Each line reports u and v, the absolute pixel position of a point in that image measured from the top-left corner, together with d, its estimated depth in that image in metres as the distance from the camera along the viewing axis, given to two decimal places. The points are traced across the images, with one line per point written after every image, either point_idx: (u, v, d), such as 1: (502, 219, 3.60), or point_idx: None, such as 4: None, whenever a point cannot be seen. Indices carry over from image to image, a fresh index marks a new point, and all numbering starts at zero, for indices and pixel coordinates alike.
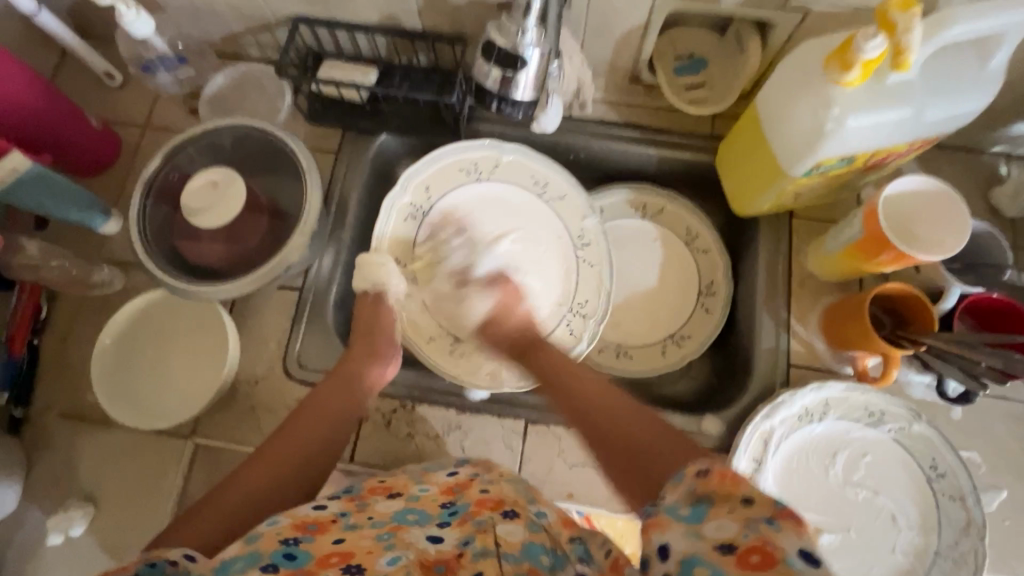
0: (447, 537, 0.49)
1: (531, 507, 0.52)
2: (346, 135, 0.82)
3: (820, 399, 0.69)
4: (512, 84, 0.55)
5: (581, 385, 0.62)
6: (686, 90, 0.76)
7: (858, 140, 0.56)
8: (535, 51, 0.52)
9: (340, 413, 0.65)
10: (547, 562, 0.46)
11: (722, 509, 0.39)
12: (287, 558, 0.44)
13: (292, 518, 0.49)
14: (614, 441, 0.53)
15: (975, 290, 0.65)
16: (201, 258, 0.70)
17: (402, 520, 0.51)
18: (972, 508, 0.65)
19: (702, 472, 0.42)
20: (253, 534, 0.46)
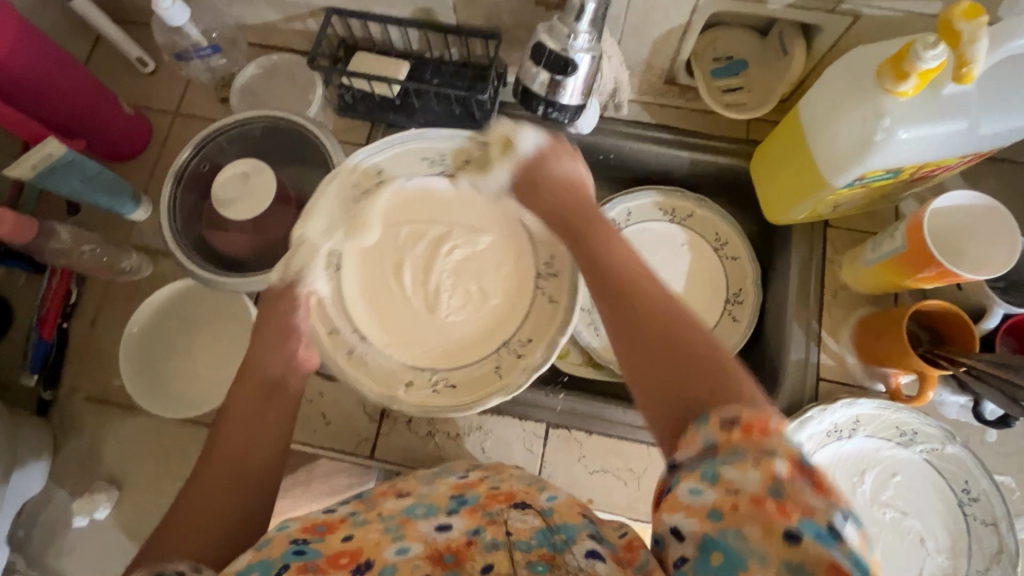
0: (455, 526, 0.49)
1: (542, 494, 0.51)
2: (375, 129, 0.81)
3: (851, 416, 0.67)
4: (560, 89, 0.53)
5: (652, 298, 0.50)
6: (724, 93, 0.74)
7: (907, 153, 0.54)
8: (586, 56, 0.50)
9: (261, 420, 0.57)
10: (561, 539, 0.46)
11: (746, 463, 0.36)
12: (298, 555, 0.45)
13: (302, 522, 0.50)
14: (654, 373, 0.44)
15: (1020, 310, 0.62)
16: (229, 248, 0.70)
17: (412, 513, 0.51)
18: (1005, 534, 0.63)
19: (729, 422, 0.38)
20: (264, 540, 0.46)
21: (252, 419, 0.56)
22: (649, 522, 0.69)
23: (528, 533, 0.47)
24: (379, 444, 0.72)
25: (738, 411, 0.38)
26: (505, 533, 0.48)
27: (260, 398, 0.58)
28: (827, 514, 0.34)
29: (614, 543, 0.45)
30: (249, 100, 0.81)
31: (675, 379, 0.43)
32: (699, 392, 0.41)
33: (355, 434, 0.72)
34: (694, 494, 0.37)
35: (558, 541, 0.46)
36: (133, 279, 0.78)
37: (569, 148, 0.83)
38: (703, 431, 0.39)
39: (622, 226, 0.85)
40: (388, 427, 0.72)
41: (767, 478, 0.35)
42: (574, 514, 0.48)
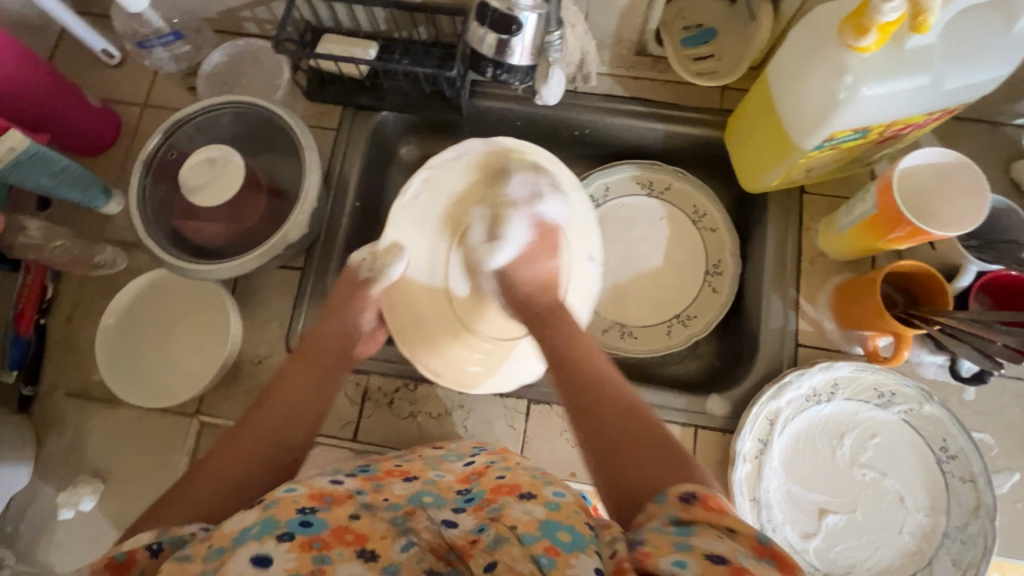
0: (461, 523, 0.49)
1: (548, 489, 0.49)
2: (345, 112, 0.81)
3: (829, 379, 0.68)
4: (509, 50, 0.54)
5: (598, 421, 0.50)
6: (694, 62, 0.73)
7: (872, 111, 0.54)
8: (531, 14, 0.50)
9: (303, 391, 0.60)
10: (568, 539, 0.41)
11: (711, 530, 0.36)
12: (303, 526, 0.44)
13: (310, 488, 0.49)
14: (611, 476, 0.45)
15: (994, 267, 0.62)
16: (202, 237, 0.69)
17: (418, 503, 0.52)
18: (983, 490, 0.64)
19: (688, 500, 0.39)
20: (270, 501, 0.46)
21: (301, 372, 0.62)
22: None
23: (533, 524, 0.44)
24: (361, 427, 0.72)
25: (694, 489, 0.40)
26: (511, 526, 0.45)
27: (316, 378, 0.62)
28: None
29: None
30: (217, 87, 0.80)
31: (632, 469, 0.44)
32: (660, 483, 0.42)
33: (337, 418, 0.72)
34: (676, 564, 0.34)
35: (564, 538, 0.41)
36: (109, 273, 0.77)
37: (544, 125, 0.83)
38: (667, 510, 0.39)
39: (600, 202, 0.85)
40: (370, 409, 0.72)
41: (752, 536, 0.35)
42: (582, 522, 0.44)
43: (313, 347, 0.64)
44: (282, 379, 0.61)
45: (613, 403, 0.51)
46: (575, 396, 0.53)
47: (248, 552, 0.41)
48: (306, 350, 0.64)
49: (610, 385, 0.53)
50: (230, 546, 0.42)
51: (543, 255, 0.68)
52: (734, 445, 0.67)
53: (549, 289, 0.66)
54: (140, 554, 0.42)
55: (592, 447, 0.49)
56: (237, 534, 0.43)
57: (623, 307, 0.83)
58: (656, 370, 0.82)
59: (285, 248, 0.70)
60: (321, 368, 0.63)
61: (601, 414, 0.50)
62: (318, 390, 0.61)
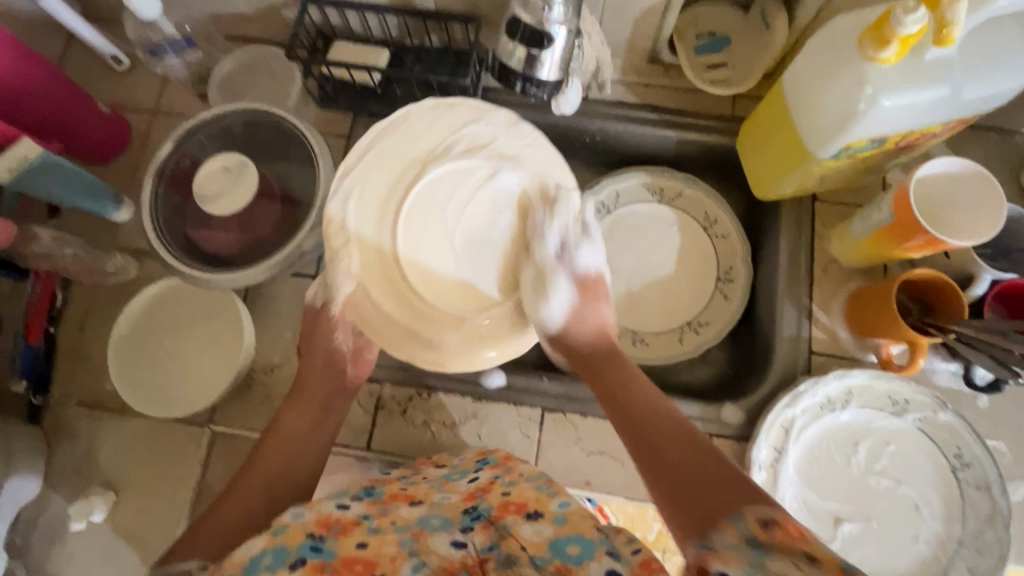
0: (470, 542, 0.50)
1: (554, 501, 0.52)
2: (358, 119, 0.81)
3: (843, 388, 0.68)
4: (538, 63, 0.53)
5: (656, 444, 0.49)
6: (707, 70, 0.74)
7: (891, 121, 0.54)
8: (562, 28, 0.50)
9: (305, 433, 0.63)
10: (576, 553, 0.46)
11: (784, 557, 0.36)
12: (314, 551, 0.47)
13: (318, 514, 0.51)
14: (682, 497, 0.44)
15: (1009, 276, 0.62)
16: (214, 246, 0.69)
17: (426, 525, 0.52)
18: (998, 497, 0.64)
19: (767, 523, 0.39)
20: (280, 526, 0.49)
21: (308, 407, 0.64)
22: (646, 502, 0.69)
23: (542, 545, 0.48)
24: (374, 436, 0.72)
25: (772, 512, 0.40)
26: (520, 548, 0.48)
27: (312, 419, 0.64)
28: None
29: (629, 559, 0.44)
30: (228, 94, 0.79)
31: (692, 488, 0.44)
32: (723, 506, 0.42)
33: (351, 427, 0.72)
34: (748, 567, 0.36)
35: (573, 552, 0.46)
36: (119, 281, 0.77)
37: (555, 132, 0.83)
38: (738, 528, 0.40)
39: (611, 209, 0.85)
40: (383, 418, 0.72)
41: (836, 563, 0.34)
42: (590, 529, 0.48)
43: (308, 386, 0.65)
44: (282, 418, 0.64)
45: (668, 434, 0.49)
46: (625, 419, 0.52)
47: None
48: (301, 387, 0.65)
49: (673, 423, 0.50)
50: (243, 574, 0.43)
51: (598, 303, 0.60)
52: (750, 454, 0.67)
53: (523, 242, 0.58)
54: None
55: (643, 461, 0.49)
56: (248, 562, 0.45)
57: (634, 314, 0.82)
58: (669, 377, 0.82)
59: (299, 256, 0.70)
60: (315, 407, 0.65)
61: (643, 416, 0.52)
62: (317, 430, 0.64)
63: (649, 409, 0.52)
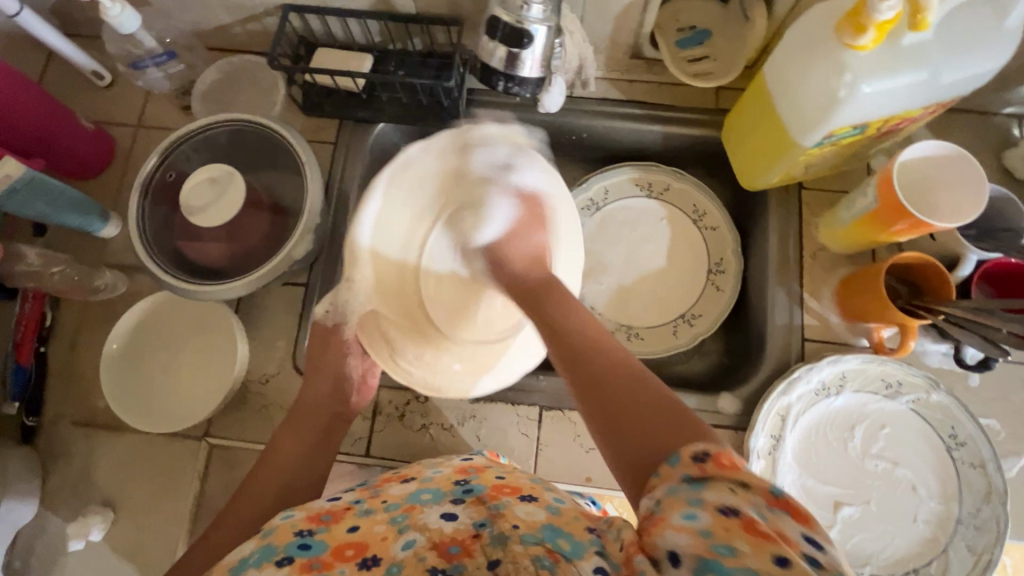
0: (461, 514, 0.51)
1: (549, 493, 0.53)
2: (345, 125, 0.81)
3: (837, 372, 0.69)
4: (519, 62, 0.54)
5: (599, 379, 0.49)
6: (690, 64, 0.74)
7: (871, 107, 0.55)
8: (540, 26, 0.51)
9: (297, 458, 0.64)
10: (568, 548, 0.44)
11: (722, 488, 0.36)
12: (302, 549, 0.47)
13: (308, 511, 0.52)
14: (604, 424, 0.46)
15: (994, 255, 0.63)
16: (204, 257, 0.69)
17: (417, 500, 0.54)
18: (993, 475, 0.65)
19: (701, 456, 0.38)
20: (269, 529, 0.49)
21: (303, 429, 0.66)
22: None
23: (535, 525, 0.48)
24: (373, 442, 0.72)
25: (707, 446, 0.39)
26: (512, 526, 0.48)
27: (312, 441, 0.66)
28: (803, 543, 0.32)
29: (616, 562, 0.40)
30: (211, 105, 0.79)
31: (634, 441, 0.43)
32: (664, 446, 0.41)
33: (349, 434, 0.72)
34: (687, 517, 0.34)
35: (564, 545, 0.44)
36: (109, 298, 0.76)
37: (542, 131, 0.83)
38: (678, 469, 0.39)
39: (601, 206, 0.85)
40: (381, 424, 0.72)
41: (766, 490, 0.35)
42: (581, 528, 0.46)
43: (304, 409, 0.67)
44: (278, 442, 0.65)
45: (629, 384, 0.47)
46: (578, 367, 0.51)
47: None
48: (298, 410, 0.67)
49: (617, 371, 0.49)
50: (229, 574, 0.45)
51: (532, 229, 0.68)
52: (747, 443, 0.67)
53: (540, 260, 0.65)
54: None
55: (591, 406, 0.48)
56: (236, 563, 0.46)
57: (629, 308, 0.83)
58: (665, 369, 0.82)
59: (290, 263, 0.70)
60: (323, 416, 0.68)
61: (596, 360, 0.51)
62: (314, 453, 0.65)
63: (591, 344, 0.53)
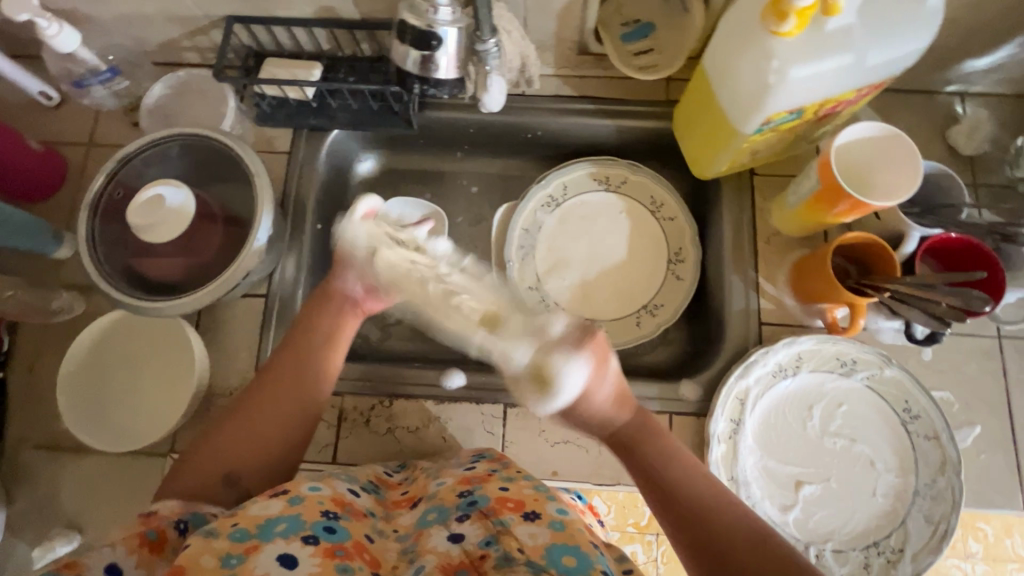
0: (469, 535, 0.51)
1: (551, 504, 0.53)
2: (298, 134, 0.81)
3: (793, 354, 0.70)
4: (433, 64, 0.57)
5: (696, 520, 0.51)
6: (635, 57, 0.75)
7: (803, 92, 0.56)
8: (450, 28, 0.54)
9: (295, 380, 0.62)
10: (570, 564, 0.47)
11: None
12: (327, 531, 0.48)
13: (333, 493, 0.54)
14: (711, 570, 0.48)
15: (936, 231, 0.64)
16: (159, 274, 0.68)
17: (425, 522, 0.54)
18: (947, 445, 0.66)
19: None
20: (297, 497, 0.51)
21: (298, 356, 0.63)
22: (614, 486, 0.70)
23: (540, 549, 0.48)
24: (340, 449, 0.72)
25: None
26: (516, 547, 0.49)
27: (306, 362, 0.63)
28: None
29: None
30: (161, 120, 0.79)
31: None
32: None
33: (316, 442, 0.72)
34: None
35: (569, 563, 0.47)
36: (67, 319, 0.76)
37: (497, 130, 0.84)
38: None
39: (560, 201, 0.86)
40: (346, 430, 0.72)
41: None
42: (585, 543, 0.49)
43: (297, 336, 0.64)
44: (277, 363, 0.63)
45: (732, 528, 0.49)
46: (676, 516, 0.52)
47: (275, 548, 0.45)
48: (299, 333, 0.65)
49: (728, 512, 0.51)
50: (258, 535, 0.46)
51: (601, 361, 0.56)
52: (708, 428, 0.68)
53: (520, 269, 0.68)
54: (170, 532, 0.49)
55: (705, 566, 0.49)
56: (263, 526, 0.47)
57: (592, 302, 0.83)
58: (630, 361, 0.83)
59: (246, 275, 0.70)
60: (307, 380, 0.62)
61: (700, 518, 0.51)
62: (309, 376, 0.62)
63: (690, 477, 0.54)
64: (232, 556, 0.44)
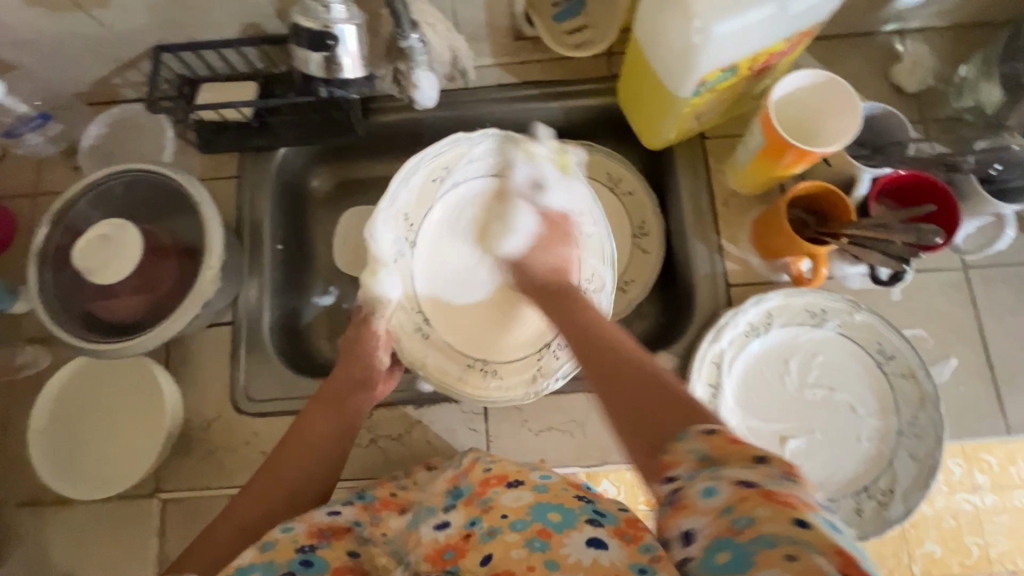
0: (454, 520, 0.52)
1: (534, 473, 0.53)
2: (245, 157, 0.80)
3: (763, 312, 0.70)
4: (337, 65, 0.56)
5: (608, 369, 0.54)
6: (568, 35, 0.75)
7: (731, 48, 0.56)
8: (346, 26, 0.53)
9: (325, 440, 0.64)
10: (557, 520, 0.47)
11: (737, 466, 0.37)
12: (305, 565, 0.48)
13: (308, 524, 0.52)
14: (618, 404, 0.50)
15: (886, 170, 0.64)
16: (117, 315, 0.67)
17: (415, 524, 0.54)
18: (924, 381, 0.67)
19: (710, 432, 0.41)
20: (267, 542, 0.49)
21: (325, 425, 0.64)
22: (602, 466, 0.70)
23: (523, 509, 0.49)
24: None
25: (719, 425, 0.41)
26: (502, 515, 0.49)
27: (334, 422, 0.65)
28: (822, 504, 0.33)
29: (616, 516, 0.47)
30: (105, 161, 0.77)
31: (643, 415, 0.47)
32: (674, 427, 0.44)
33: None
34: (706, 495, 0.36)
35: (554, 519, 0.47)
36: (35, 373, 0.75)
37: (446, 128, 0.82)
38: (689, 443, 0.41)
39: None
40: None
41: (784, 459, 0.37)
42: (570, 498, 0.49)
43: (329, 392, 0.66)
44: (307, 421, 0.65)
45: (620, 368, 0.53)
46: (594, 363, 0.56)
47: None
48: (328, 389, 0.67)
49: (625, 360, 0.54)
50: None
51: (555, 245, 0.72)
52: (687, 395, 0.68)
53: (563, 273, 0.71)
54: None
55: (610, 395, 0.51)
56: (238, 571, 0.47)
57: None
58: None
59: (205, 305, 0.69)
60: (343, 417, 0.65)
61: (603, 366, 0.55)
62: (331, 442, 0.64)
63: (604, 340, 0.58)
64: None
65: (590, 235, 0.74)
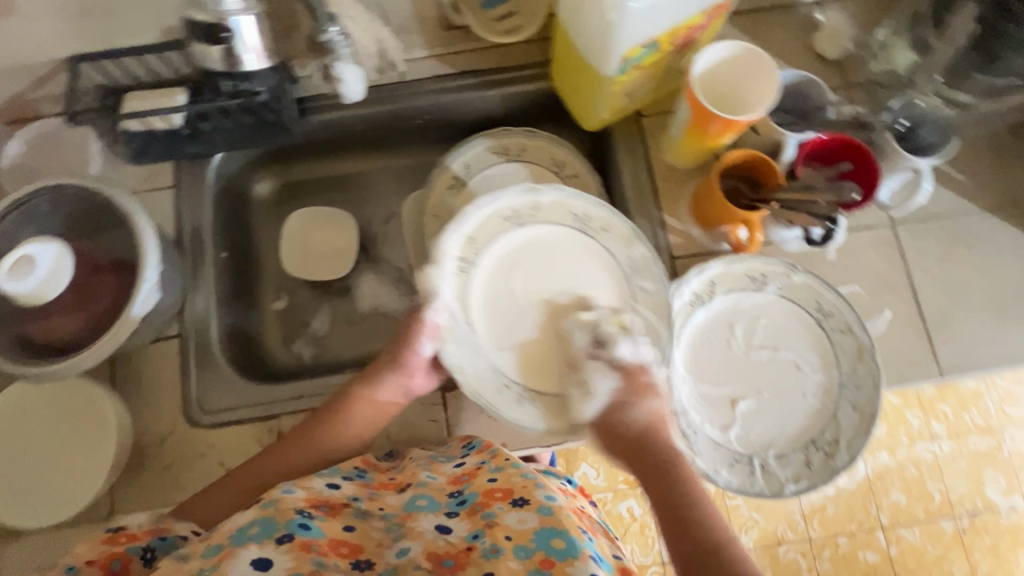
0: (456, 528, 0.57)
1: (540, 490, 0.57)
2: (179, 165, 0.78)
3: (705, 281, 0.72)
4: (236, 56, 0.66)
5: (674, 491, 0.60)
6: (496, 23, 0.78)
7: (647, 23, 0.57)
8: (240, 17, 0.63)
9: (340, 438, 0.64)
10: (558, 548, 0.51)
11: None
12: (302, 528, 0.52)
13: (307, 492, 0.57)
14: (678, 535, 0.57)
15: (808, 136, 0.67)
16: (53, 337, 0.65)
17: (413, 507, 0.59)
18: (860, 334, 0.70)
19: None
20: (269, 501, 0.54)
21: (343, 419, 0.64)
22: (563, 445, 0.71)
23: (528, 533, 0.53)
24: None
25: None
26: (505, 535, 0.54)
27: (354, 426, 0.65)
28: None
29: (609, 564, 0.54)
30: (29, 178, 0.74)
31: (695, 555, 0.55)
32: None
33: None
34: None
35: (556, 547, 0.51)
36: None
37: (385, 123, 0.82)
38: None
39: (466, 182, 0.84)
40: None
41: None
42: (573, 528, 0.53)
43: (360, 393, 0.65)
44: (329, 416, 0.64)
45: (684, 498, 0.59)
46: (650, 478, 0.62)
47: (248, 552, 0.48)
48: (363, 380, 0.66)
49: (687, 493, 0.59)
50: (230, 543, 0.49)
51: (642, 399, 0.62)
52: None
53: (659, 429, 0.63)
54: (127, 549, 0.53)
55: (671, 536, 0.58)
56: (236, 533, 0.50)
57: None
58: None
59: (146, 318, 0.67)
60: (359, 421, 0.65)
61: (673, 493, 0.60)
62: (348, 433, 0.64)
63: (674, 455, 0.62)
64: (203, 569, 0.47)
65: (647, 289, 0.66)
